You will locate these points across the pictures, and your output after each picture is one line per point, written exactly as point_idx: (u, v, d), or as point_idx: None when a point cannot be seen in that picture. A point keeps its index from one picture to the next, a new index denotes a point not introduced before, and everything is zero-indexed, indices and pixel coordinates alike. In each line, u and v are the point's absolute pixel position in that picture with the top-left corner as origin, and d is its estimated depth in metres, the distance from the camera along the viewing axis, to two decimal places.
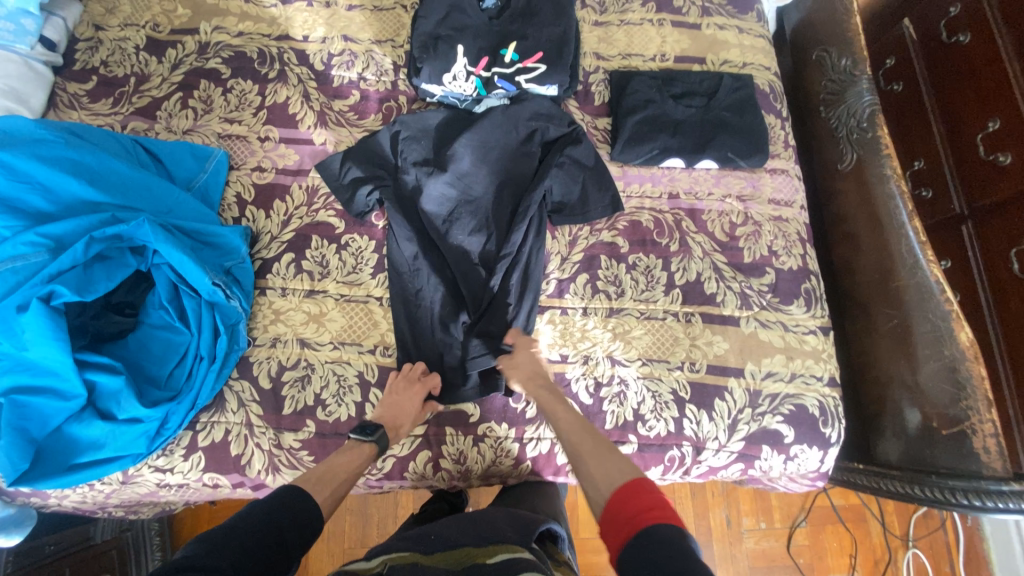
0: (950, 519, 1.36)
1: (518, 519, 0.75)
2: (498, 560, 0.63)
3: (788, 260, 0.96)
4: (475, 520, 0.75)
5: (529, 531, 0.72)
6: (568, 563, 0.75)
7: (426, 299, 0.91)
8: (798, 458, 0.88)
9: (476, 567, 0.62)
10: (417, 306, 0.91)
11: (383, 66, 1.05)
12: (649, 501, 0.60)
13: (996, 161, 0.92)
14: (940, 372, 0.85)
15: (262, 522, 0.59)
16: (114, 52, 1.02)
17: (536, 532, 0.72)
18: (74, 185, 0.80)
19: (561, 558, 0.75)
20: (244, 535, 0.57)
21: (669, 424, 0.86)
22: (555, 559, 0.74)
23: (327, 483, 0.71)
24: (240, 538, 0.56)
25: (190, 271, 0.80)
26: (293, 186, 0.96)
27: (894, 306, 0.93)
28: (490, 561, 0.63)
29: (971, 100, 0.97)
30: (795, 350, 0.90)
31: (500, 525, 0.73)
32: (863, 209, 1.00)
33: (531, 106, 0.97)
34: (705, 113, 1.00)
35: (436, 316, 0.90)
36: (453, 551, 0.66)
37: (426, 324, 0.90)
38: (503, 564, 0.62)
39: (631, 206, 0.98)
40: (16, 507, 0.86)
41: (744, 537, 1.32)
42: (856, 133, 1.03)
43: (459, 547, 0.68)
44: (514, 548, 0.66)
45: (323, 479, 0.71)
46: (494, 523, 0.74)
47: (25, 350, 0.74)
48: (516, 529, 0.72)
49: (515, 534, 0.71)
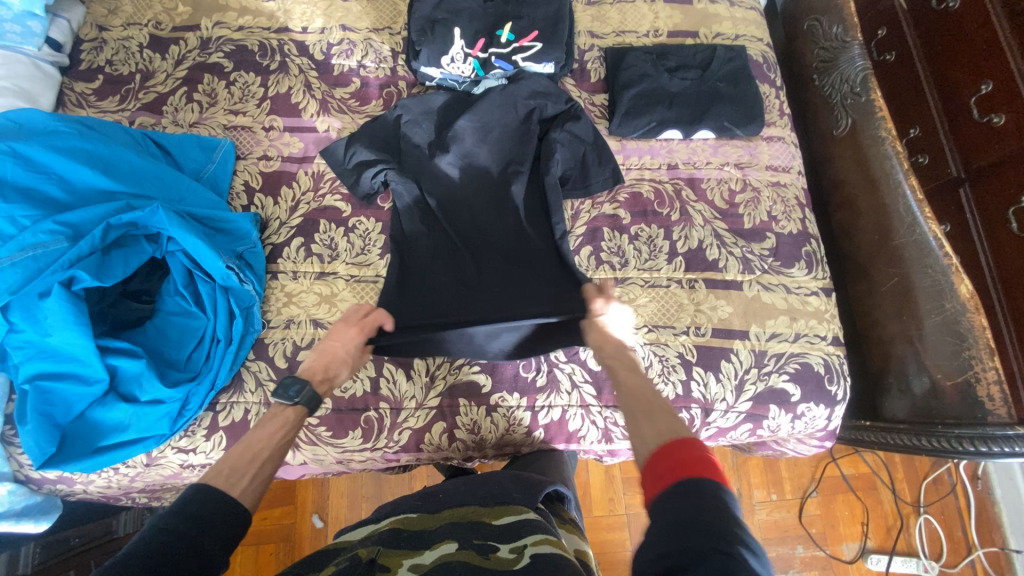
0: (961, 485, 1.37)
1: (528, 482, 0.78)
2: (505, 521, 0.66)
3: (788, 225, 0.97)
4: (485, 482, 0.78)
5: (537, 492, 0.75)
6: (574, 520, 0.80)
7: (436, 275, 0.91)
8: (805, 416, 0.89)
9: (482, 526, 0.65)
10: (426, 281, 0.91)
11: (382, 53, 1.07)
12: (695, 455, 0.53)
13: (990, 122, 0.93)
14: (941, 326, 0.87)
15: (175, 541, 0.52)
16: (119, 51, 1.04)
17: (543, 494, 0.76)
18: (89, 176, 0.82)
19: (566, 516, 0.79)
20: (144, 565, 0.50)
21: (677, 387, 0.88)
22: (561, 517, 0.78)
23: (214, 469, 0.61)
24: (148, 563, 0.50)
25: (204, 256, 0.82)
26: (299, 172, 0.98)
27: (894, 264, 0.94)
28: (496, 522, 0.66)
29: (964, 65, 0.99)
30: (798, 311, 0.92)
31: (507, 485, 0.76)
32: (859, 171, 1.02)
33: (528, 85, 0.99)
34: (700, 85, 1.01)
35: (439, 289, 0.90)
36: (459, 509, 0.70)
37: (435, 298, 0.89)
38: (508, 526, 0.65)
39: (631, 178, 1.00)
40: (43, 495, 0.88)
41: (756, 509, 1.34)
42: (850, 98, 1.05)
43: (466, 505, 0.71)
44: (521, 510, 0.69)
45: (236, 472, 0.61)
46: (501, 484, 0.76)
47: (46, 336, 0.76)
48: (523, 491, 0.75)
49: (523, 495, 0.73)
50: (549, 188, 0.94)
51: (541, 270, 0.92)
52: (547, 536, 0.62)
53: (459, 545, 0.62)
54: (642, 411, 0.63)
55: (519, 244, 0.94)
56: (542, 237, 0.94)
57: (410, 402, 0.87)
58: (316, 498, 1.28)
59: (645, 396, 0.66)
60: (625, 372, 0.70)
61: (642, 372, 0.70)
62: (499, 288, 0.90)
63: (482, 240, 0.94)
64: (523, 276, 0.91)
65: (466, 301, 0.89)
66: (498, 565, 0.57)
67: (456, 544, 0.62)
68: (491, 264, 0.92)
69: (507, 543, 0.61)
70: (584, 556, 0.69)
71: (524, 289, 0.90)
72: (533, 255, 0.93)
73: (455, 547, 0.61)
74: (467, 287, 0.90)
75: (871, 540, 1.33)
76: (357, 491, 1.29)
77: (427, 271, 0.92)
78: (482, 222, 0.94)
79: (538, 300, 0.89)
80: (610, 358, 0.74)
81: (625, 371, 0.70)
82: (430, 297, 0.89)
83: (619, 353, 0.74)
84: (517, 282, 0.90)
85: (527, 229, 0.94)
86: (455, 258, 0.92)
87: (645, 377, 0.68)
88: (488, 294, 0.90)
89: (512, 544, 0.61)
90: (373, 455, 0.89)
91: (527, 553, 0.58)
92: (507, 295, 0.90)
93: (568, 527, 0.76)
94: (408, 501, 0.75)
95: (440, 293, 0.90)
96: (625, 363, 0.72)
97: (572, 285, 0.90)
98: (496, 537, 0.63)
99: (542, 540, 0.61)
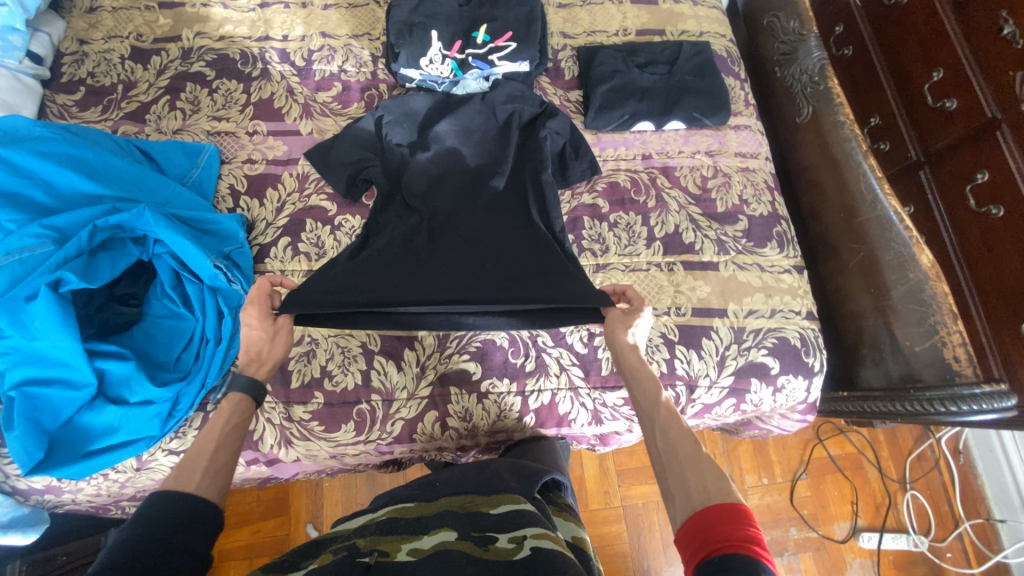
0: (943, 460, 1.42)
1: (525, 471, 0.80)
2: (501, 510, 0.67)
3: (759, 207, 1.02)
4: (481, 471, 0.79)
5: (534, 480, 0.77)
6: (569, 506, 0.81)
7: (405, 263, 0.85)
8: (786, 388, 0.93)
9: (480, 516, 0.66)
10: (393, 267, 0.84)
11: (362, 58, 1.10)
12: (739, 533, 0.51)
13: (944, 106, 1.00)
14: (908, 294, 0.91)
15: (153, 546, 0.52)
16: (100, 63, 1.06)
17: (541, 482, 0.77)
18: (75, 180, 0.83)
19: (562, 503, 0.81)
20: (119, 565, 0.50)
21: (661, 365, 0.90)
22: (557, 504, 0.80)
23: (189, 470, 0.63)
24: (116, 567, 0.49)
25: (192, 256, 0.84)
26: (284, 175, 1.00)
27: (859, 240, 0.99)
28: (493, 511, 0.67)
29: (917, 54, 1.05)
30: (772, 288, 0.96)
31: (504, 474, 0.78)
32: (822, 156, 1.08)
33: (505, 90, 1.03)
34: (669, 79, 1.06)
35: (410, 279, 0.84)
36: (457, 497, 0.71)
37: (401, 282, 0.82)
38: (505, 515, 0.65)
39: (608, 168, 1.04)
40: (29, 507, 0.87)
41: (748, 494, 1.36)
42: (810, 87, 1.11)
43: (463, 494, 0.73)
44: (517, 499, 0.69)
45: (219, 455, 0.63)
46: (497, 473, 0.78)
47: (33, 340, 0.76)
48: (518, 480, 0.76)
49: (519, 483, 0.75)
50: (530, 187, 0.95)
51: (526, 255, 0.87)
52: (546, 529, 0.62)
53: (458, 534, 0.62)
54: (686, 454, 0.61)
55: (498, 235, 0.90)
56: (532, 224, 0.91)
57: (401, 393, 0.88)
58: (310, 507, 1.28)
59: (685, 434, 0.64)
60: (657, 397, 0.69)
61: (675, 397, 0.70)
62: (474, 279, 0.84)
63: (458, 233, 0.90)
64: (501, 267, 0.86)
65: (445, 290, 0.82)
66: (497, 556, 0.57)
67: (455, 533, 0.62)
68: (473, 255, 0.87)
69: (506, 533, 0.62)
70: (580, 542, 0.70)
71: (505, 275, 0.84)
72: (511, 248, 0.89)
73: (454, 537, 0.61)
74: (437, 274, 0.85)
75: (861, 519, 1.36)
76: (351, 497, 1.29)
77: (395, 257, 0.86)
78: (458, 216, 0.92)
79: (519, 283, 0.83)
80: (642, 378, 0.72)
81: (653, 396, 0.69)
82: (395, 281, 0.82)
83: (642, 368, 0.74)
84: (495, 268, 0.85)
85: (505, 223, 0.92)
86: (428, 250, 0.88)
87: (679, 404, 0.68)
88: (460, 283, 0.84)
89: (512, 534, 0.61)
90: (366, 448, 0.89)
91: (527, 545, 0.58)
92: (484, 279, 0.83)
93: (564, 515, 0.77)
94: (406, 490, 0.76)
95: (408, 279, 0.83)
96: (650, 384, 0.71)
97: (551, 275, 0.84)
98: (495, 526, 0.63)
99: (542, 533, 0.60)
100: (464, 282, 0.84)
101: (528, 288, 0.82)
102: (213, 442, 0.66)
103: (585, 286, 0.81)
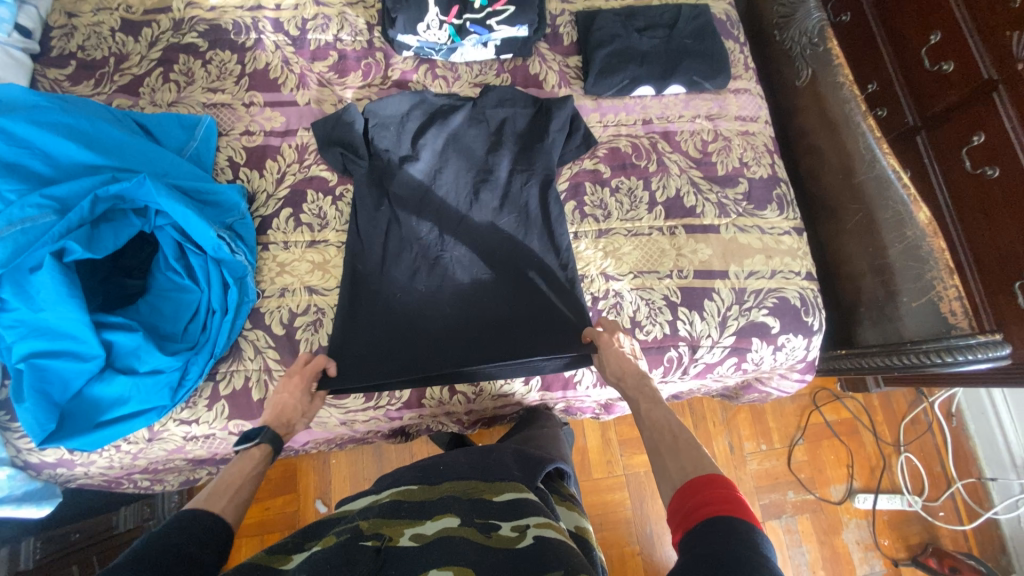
0: (936, 423, 1.45)
1: (528, 458, 0.82)
2: (505, 499, 0.67)
3: (759, 170, 1.02)
4: (484, 457, 0.81)
5: (538, 469, 0.78)
6: (572, 496, 0.84)
7: (409, 315, 0.90)
8: (786, 347, 0.95)
9: (483, 503, 0.67)
10: (397, 323, 0.89)
11: (357, 26, 1.08)
12: (717, 496, 0.56)
13: (940, 70, 1.00)
14: (905, 252, 0.92)
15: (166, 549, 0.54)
16: (90, 37, 1.04)
17: (543, 471, 0.79)
18: (73, 150, 0.82)
19: (565, 492, 0.84)
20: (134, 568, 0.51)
21: (664, 327, 0.92)
22: (561, 494, 0.82)
23: (224, 492, 0.66)
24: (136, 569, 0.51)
25: (195, 227, 0.83)
26: (282, 146, 0.99)
27: (858, 201, 1.00)
28: (496, 498, 0.67)
29: (914, 18, 1.05)
30: (773, 250, 0.97)
31: (508, 462, 0.79)
32: (820, 119, 1.08)
33: (495, 94, 1.02)
34: (668, 42, 1.05)
35: (411, 320, 0.90)
36: (460, 484, 0.71)
37: (409, 341, 0.88)
38: (509, 503, 0.66)
39: (608, 134, 1.04)
40: (42, 481, 0.87)
41: (747, 460, 1.40)
42: (809, 50, 1.11)
43: (466, 479, 0.73)
44: (520, 489, 0.70)
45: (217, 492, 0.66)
46: (501, 460, 0.79)
47: (39, 311, 0.76)
48: (521, 469, 0.78)
49: (522, 473, 0.76)
50: (524, 213, 0.97)
51: (520, 290, 0.92)
52: (548, 519, 0.63)
53: (461, 520, 0.62)
54: (665, 446, 0.69)
55: (496, 272, 0.93)
56: (522, 257, 0.94)
57: None
58: (318, 483, 1.29)
59: (668, 429, 0.71)
60: (646, 405, 0.76)
61: (662, 404, 0.76)
62: (469, 322, 0.90)
63: (451, 269, 0.93)
64: (494, 309, 0.91)
65: (446, 336, 0.89)
66: (499, 544, 0.58)
67: (459, 520, 0.63)
68: (467, 295, 0.92)
69: (509, 521, 0.62)
70: (583, 531, 0.73)
71: (503, 318, 0.91)
72: (504, 281, 0.93)
73: (457, 523, 0.62)
74: (435, 320, 0.90)
75: (857, 481, 1.40)
76: (360, 472, 1.31)
77: (395, 311, 0.90)
78: (452, 243, 0.95)
79: (518, 327, 0.90)
80: (632, 389, 0.80)
81: (648, 404, 0.77)
82: (402, 340, 0.88)
83: (640, 387, 0.79)
84: (494, 313, 0.91)
85: (497, 256, 0.94)
86: (426, 292, 0.92)
87: (667, 409, 0.74)
88: (458, 323, 0.90)
89: (515, 522, 0.62)
90: (376, 414, 0.91)
91: (530, 534, 0.59)
92: (485, 326, 0.90)
93: (567, 505, 0.80)
94: (408, 474, 0.76)
95: (409, 324, 0.89)
96: (647, 397, 0.78)
97: (542, 314, 0.91)
98: (498, 514, 0.64)
99: (545, 523, 0.61)
100: (461, 322, 0.90)
101: (526, 333, 0.89)
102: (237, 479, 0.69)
103: (570, 324, 0.90)
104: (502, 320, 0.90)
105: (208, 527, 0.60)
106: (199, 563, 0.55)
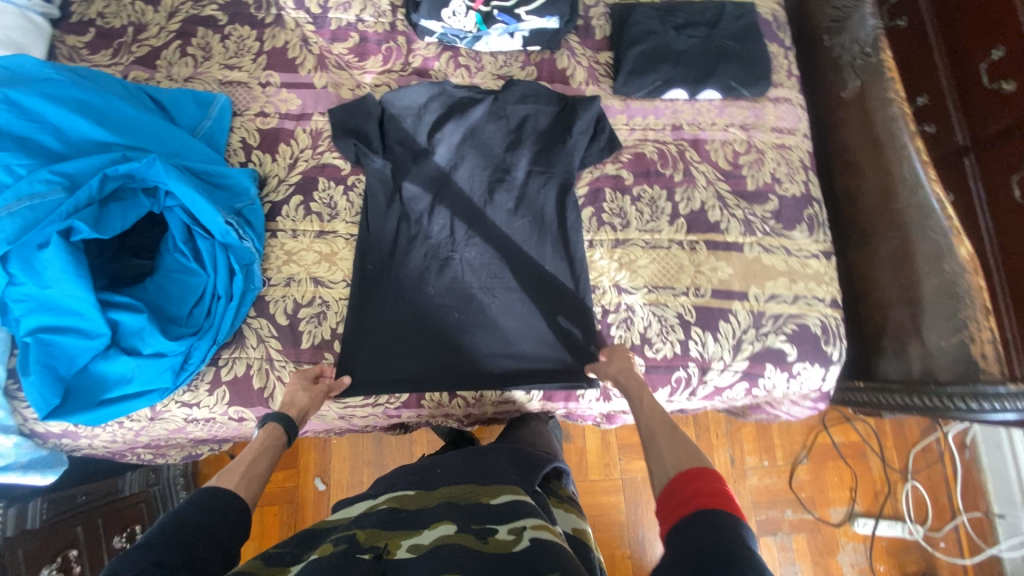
0: (948, 453, 1.40)
1: (523, 458, 0.82)
2: (502, 500, 0.67)
3: (791, 187, 0.97)
4: (480, 458, 0.79)
5: (533, 472, 0.78)
6: (570, 497, 0.83)
7: (416, 317, 0.89)
8: (800, 375, 0.91)
9: (480, 506, 0.66)
10: (404, 324, 0.88)
11: (381, 7, 1.04)
12: (708, 489, 0.56)
13: (999, 89, 0.92)
14: (939, 289, 0.88)
15: (185, 527, 0.56)
16: (110, 4, 1.01)
17: (540, 474, 0.78)
18: (84, 125, 0.81)
19: (563, 494, 0.82)
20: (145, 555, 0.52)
21: (675, 346, 0.89)
22: (558, 495, 0.81)
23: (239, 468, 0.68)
24: (153, 557, 0.51)
25: (203, 211, 0.82)
26: (297, 130, 0.96)
27: (894, 228, 0.94)
28: (494, 502, 0.66)
29: (972, 31, 0.97)
30: (797, 273, 0.92)
31: (504, 464, 0.78)
32: (863, 136, 1.02)
33: (519, 90, 0.97)
34: (707, 43, 0.99)
35: (416, 321, 0.88)
36: (458, 488, 0.70)
37: (412, 343, 0.88)
38: (505, 506, 0.65)
39: (634, 139, 0.99)
40: (48, 449, 0.89)
41: (747, 475, 1.37)
42: (860, 60, 1.04)
43: (462, 483, 0.72)
44: (517, 490, 0.69)
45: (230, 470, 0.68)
46: (497, 463, 0.78)
47: (46, 288, 0.76)
48: (517, 470, 0.77)
49: (517, 476, 0.75)
50: (539, 219, 0.93)
51: (529, 300, 0.90)
52: (544, 521, 0.62)
53: (457, 527, 0.61)
54: (663, 433, 0.70)
55: (506, 279, 0.91)
56: (533, 266, 0.91)
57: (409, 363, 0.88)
58: (317, 462, 1.31)
59: (668, 421, 0.71)
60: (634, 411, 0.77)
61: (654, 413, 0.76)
62: (474, 330, 0.89)
63: (459, 272, 0.91)
64: (501, 317, 0.89)
65: (450, 342, 0.88)
66: (496, 549, 0.57)
67: (455, 527, 0.61)
68: (474, 301, 0.90)
69: (505, 524, 0.61)
70: (580, 535, 0.72)
71: (508, 329, 0.89)
72: (513, 289, 0.90)
73: (454, 530, 0.61)
74: (439, 324, 0.89)
75: (858, 505, 1.37)
76: (358, 455, 1.32)
77: (402, 311, 0.89)
78: (462, 245, 0.92)
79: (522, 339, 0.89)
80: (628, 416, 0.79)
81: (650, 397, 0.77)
82: (406, 342, 0.88)
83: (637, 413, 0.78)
84: (500, 323, 0.89)
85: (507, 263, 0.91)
86: (434, 295, 0.90)
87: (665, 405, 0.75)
88: (462, 328, 0.89)
89: (511, 524, 0.61)
90: (375, 411, 0.91)
91: (526, 536, 0.58)
92: (491, 335, 0.89)
93: (564, 506, 0.78)
94: (405, 477, 0.75)
95: (413, 326, 0.88)
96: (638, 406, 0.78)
97: (549, 326, 0.90)
98: (493, 517, 0.63)
99: (540, 525, 0.61)
100: (465, 329, 0.89)
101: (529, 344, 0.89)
102: (251, 452, 0.71)
103: (576, 339, 0.89)
104: (506, 327, 0.89)
105: (226, 505, 0.61)
106: (217, 542, 0.57)
